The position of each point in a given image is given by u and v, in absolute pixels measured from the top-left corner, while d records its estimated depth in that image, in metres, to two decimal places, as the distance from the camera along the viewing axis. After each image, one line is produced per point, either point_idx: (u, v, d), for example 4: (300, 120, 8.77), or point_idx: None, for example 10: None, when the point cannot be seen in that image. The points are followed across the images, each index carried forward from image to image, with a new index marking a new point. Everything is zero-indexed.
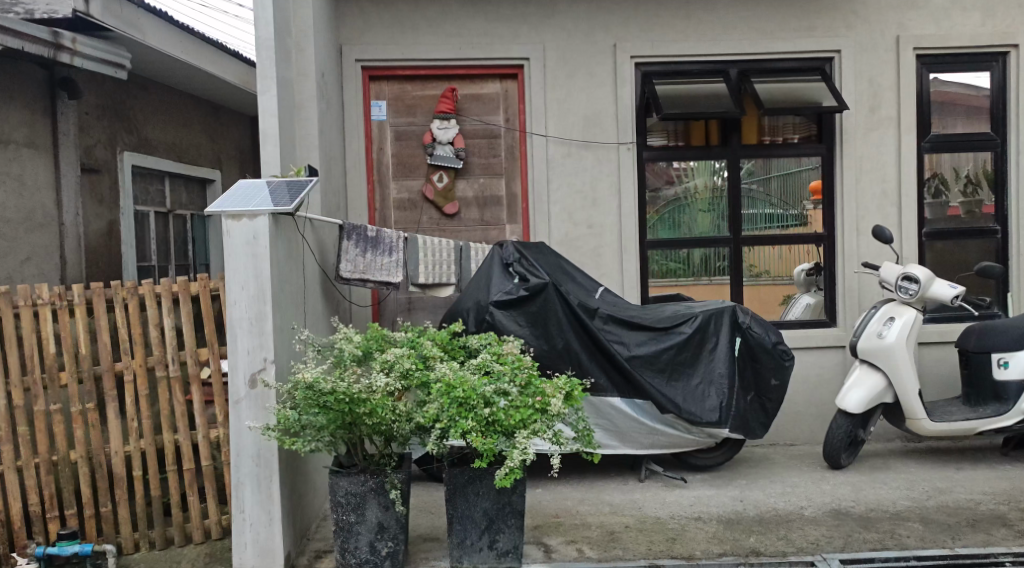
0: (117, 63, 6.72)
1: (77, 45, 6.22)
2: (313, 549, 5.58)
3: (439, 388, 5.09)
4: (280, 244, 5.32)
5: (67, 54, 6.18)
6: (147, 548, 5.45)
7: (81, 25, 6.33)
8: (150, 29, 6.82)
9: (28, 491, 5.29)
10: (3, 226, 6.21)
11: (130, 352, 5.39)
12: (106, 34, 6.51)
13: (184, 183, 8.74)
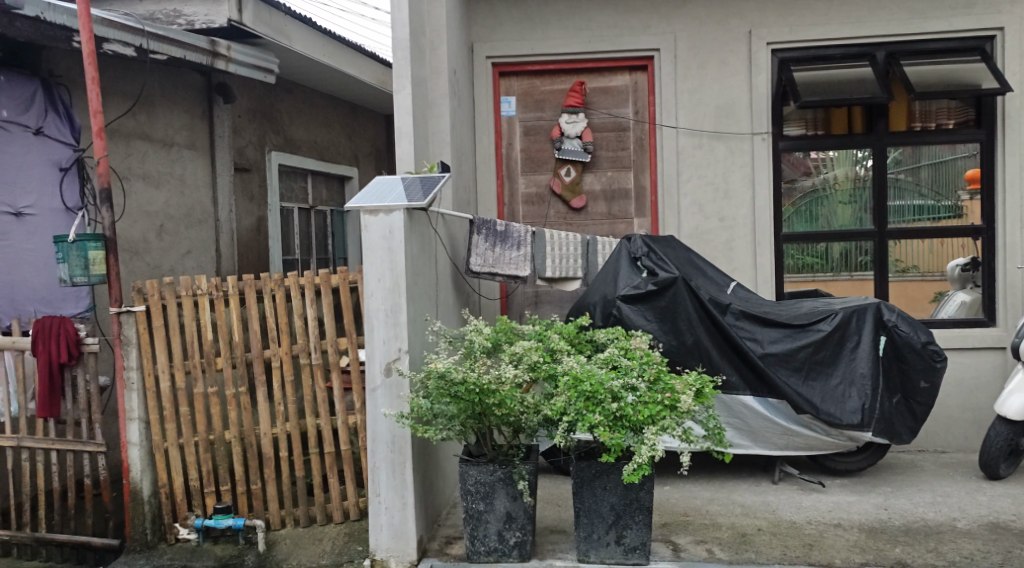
0: (269, 68, 7.11)
1: (231, 53, 6.67)
2: (443, 535, 5.73)
3: (567, 381, 5.14)
4: (414, 238, 5.49)
5: (223, 60, 6.65)
6: (292, 525, 5.69)
7: (235, 34, 6.79)
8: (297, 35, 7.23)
9: (188, 467, 5.63)
10: (166, 222, 6.77)
11: (277, 340, 5.62)
12: (256, 41, 6.94)
13: (325, 180, 9.17)
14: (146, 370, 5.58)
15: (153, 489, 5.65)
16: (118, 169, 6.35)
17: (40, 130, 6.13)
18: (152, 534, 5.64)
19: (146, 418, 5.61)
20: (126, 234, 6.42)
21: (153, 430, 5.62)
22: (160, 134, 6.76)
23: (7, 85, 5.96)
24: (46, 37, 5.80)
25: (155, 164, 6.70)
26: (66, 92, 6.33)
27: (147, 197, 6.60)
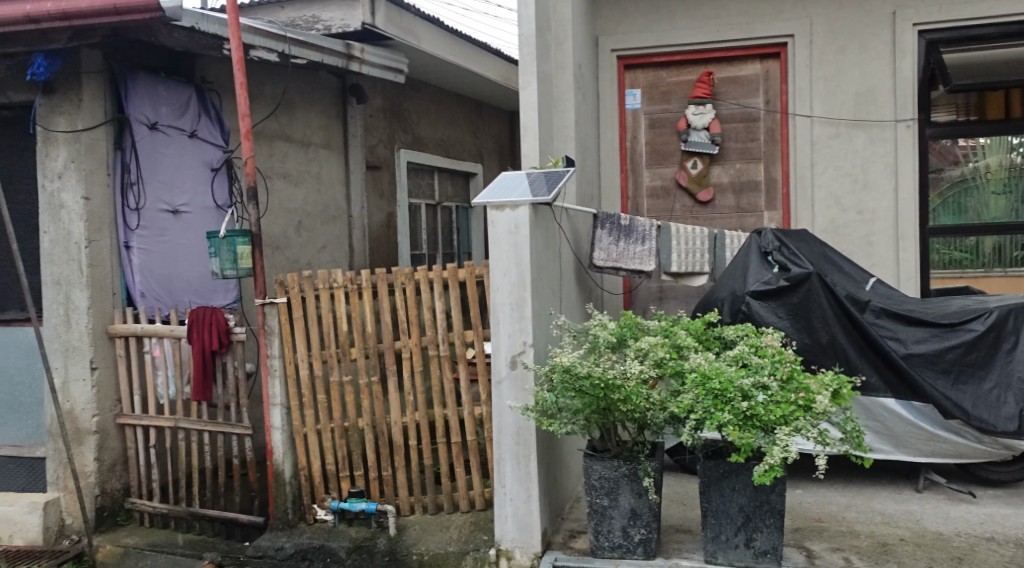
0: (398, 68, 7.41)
1: (365, 54, 7.01)
2: (567, 529, 5.70)
3: (694, 378, 4.96)
4: (540, 233, 5.49)
5: (357, 63, 6.96)
6: (421, 511, 5.82)
7: (368, 37, 7.13)
8: (425, 35, 7.53)
9: (325, 451, 5.84)
10: (303, 220, 7.21)
11: (407, 332, 5.72)
12: (386, 42, 7.28)
13: (451, 176, 9.45)
14: (288, 359, 5.82)
15: (293, 471, 5.90)
16: (264, 168, 6.79)
17: (194, 133, 6.82)
18: (292, 513, 5.89)
19: (287, 404, 5.85)
20: (269, 230, 6.84)
21: (294, 416, 5.85)
22: (300, 135, 7.20)
23: (174, 95, 6.67)
24: (200, 45, 6.19)
25: (294, 162, 7.12)
26: (216, 96, 7.05)
27: (286, 194, 7.02)
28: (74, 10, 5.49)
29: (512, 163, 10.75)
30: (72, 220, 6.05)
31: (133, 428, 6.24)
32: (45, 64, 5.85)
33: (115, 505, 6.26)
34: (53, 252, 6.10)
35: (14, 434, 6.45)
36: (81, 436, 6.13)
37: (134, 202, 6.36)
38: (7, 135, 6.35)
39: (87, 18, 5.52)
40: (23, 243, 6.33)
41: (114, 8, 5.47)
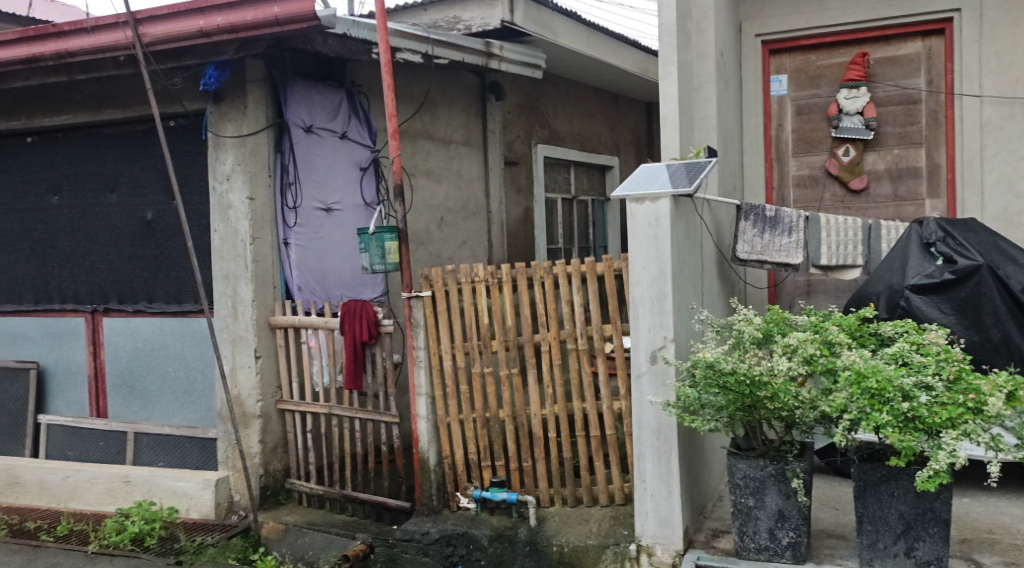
0: (535, 63, 7.62)
1: (504, 52, 7.24)
2: (710, 528, 5.48)
3: (847, 376, 4.55)
4: (680, 226, 5.29)
5: (496, 61, 7.19)
6: (561, 504, 5.83)
7: (506, 34, 7.36)
8: (562, 29, 7.66)
9: (467, 441, 5.95)
10: (446, 214, 7.58)
11: (547, 325, 5.76)
12: (524, 38, 7.49)
13: (587, 170, 9.70)
14: (433, 350, 5.97)
15: (438, 459, 6.04)
16: (409, 167, 7.14)
17: (345, 134, 7.10)
18: (437, 500, 6.05)
19: (432, 394, 6.00)
20: (414, 226, 7.23)
21: (438, 405, 5.99)
22: (441, 134, 7.55)
23: (326, 98, 6.95)
24: (351, 50, 6.36)
25: (435, 160, 7.48)
26: (366, 99, 7.29)
27: (430, 192, 7.40)
28: (239, 22, 5.78)
29: (648, 156, 10.76)
30: (239, 219, 6.44)
31: (292, 413, 6.59)
32: (217, 74, 6.20)
33: (277, 484, 6.63)
34: (223, 248, 6.52)
35: (190, 416, 6.93)
36: (247, 419, 6.53)
37: (293, 202, 6.70)
38: (182, 141, 6.76)
39: (253, 28, 5.78)
40: (196, 240, 6.75)
41: (276, 19, 5.70)
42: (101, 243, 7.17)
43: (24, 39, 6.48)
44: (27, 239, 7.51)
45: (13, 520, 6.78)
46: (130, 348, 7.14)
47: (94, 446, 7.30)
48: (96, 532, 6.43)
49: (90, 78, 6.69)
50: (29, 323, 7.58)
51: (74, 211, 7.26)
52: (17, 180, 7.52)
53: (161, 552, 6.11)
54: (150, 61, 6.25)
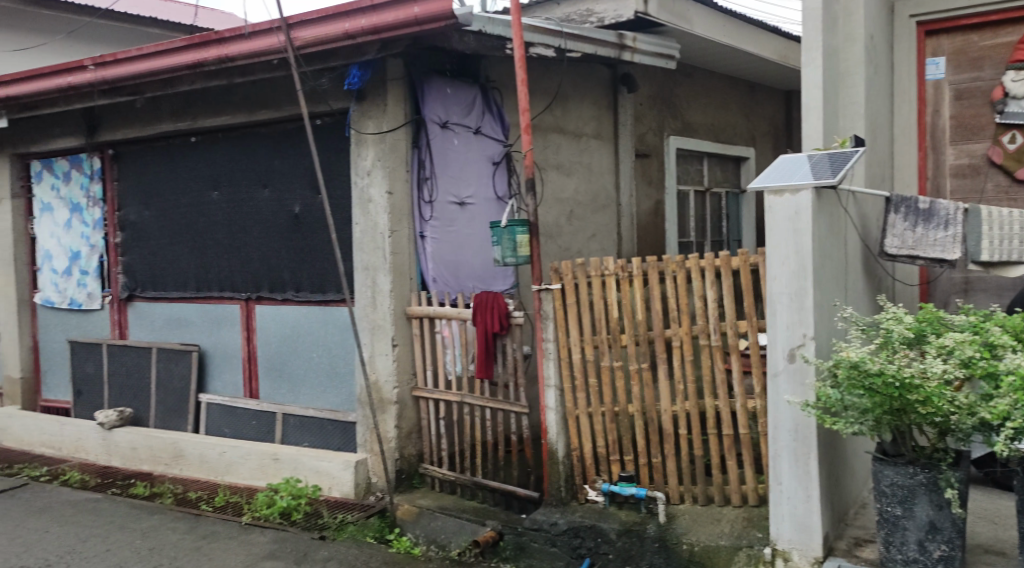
0: (668, 54, 7.51)
1: (637, 43, 7.14)
2: (852, 536, 5.24)
3: (1011, 381, 4.28)
4: (823, 219, 5.09)
5: (629, 52, 7.11)
6: (691, 502, 5.72)
7: (640, 25, 7.26)
8: (698, 17, 7.48)
9: (596, 434, 5.91)
10: (575, 207, 7.55)
11: (678, 320, 5.66)
12: (659, 28, 7.36)
13: (721, 161, 9.48)
14: (562, 342, 5.94)
15: (566, 451, 6.02)
16: (540, 161, 7.16)
17: (479, 129, 7.18)
18: (565, 491, 6.03)
19: (560, 386, 5.97)
20: (544, 219, 7.25)
21: (567, 398, 5.96)
22: (573, 126, 7.53)
23: (461, 93, 7.03)
24: (486, 46, 6.39)
25: (566, 154, 7.47)
26: (498, 94, 7.31)
27: (561, 185, 7.40)
28: (383, 23, 5.93)
29: (787, 147, 10.41)
30: (379, 213, 6.61)
31: (426, 400, 6.71)
32: (359, 74, 6.38)
33: (411, 468, 6.76)
34: (363, 240, 6.73)
35: (332, 400, 7.21)
36: (384, 405, 6.70)
37: (429, 195, 6.85)
38: (329, 139, 6.99)
39: (395, 29, 5.91)
40: (340, 232, 6.98)
41: (416, 19, 5.80)
42: (253, 234, 7.49)
43: (190, 47, 6.82)
44: (189, 231, 7.90)
45: (178, 490, 7.29)
46: (279, 335, 7.46)
47: (247, 424, 7.62)
48: (249, 504, 6.85)
49: (247, 81, 6.99)
50: (192, 308, 7.98)
51: (230, 204, 7.62)
52: (180, 174, 7.92)
53: (306, 526, 6.46)
54: (301, 63, 6.50)
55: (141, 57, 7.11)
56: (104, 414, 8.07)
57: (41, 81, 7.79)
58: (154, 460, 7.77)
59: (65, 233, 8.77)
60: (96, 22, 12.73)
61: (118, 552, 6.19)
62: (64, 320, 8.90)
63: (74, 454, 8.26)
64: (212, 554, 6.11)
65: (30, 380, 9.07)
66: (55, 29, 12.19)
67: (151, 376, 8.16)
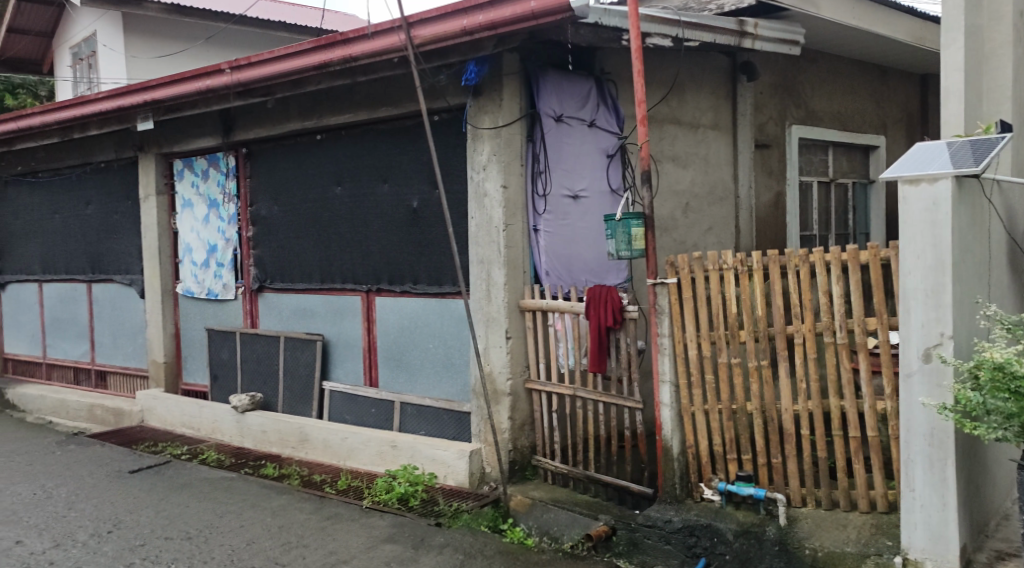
0: (793, 40, 7.24)
1: (759, 30, 6.92)
2: (993, 548, 4.99)
3: None
4: (964, 210, 4.82)
5: (750, 39, 6.91)
6: (814, 505, 5.53)
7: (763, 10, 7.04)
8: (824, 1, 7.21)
9: (713, 432, 5.77)
10: (692, 200, 7.41)
11: (801, 317, 5.47)
12: (783, 13, 7.12)
13: (847, 150, 9.13)
14: (677, 337, 5.82)
15: (681, 448, 5.91)
16: (655, 152, 7.06)
17: (594, 122, 7.10)
18: (680, 489, 5.92)
19: (675, 382, 5.86)
20: (659, 211, 7.15)
21: (682, 394, 5.85)
22: (689, 117, 7.38)
23: (576, 85, 6.98)
24: (602, 38, 6.31)
25: (683, 145, 7.33)
26: (614, 86, 7.23)
27: (676, 176, 7.27)
28: (499, 19, 5.93)
29: (921, 134, 9.92)
30: (494, 207, 6.66)
31: (539, 393, 6.70)
32: (476, 70, 6.48)
33: (524, 460, 6.78)
34: (478, 234, 6.78)
35: (448, 390, 7.29)
36: (498, 397, 6.74)
37: (542, 189, 6.84)
38: (447, 134, 7.05)
39: (511, 24, 5.91)
40: (456, 226, 7.05)
41: (533, 14, 5.78)
42: (373, 228, 7.65)
43: (317, 48, 7.01)
44: (313, 225, 8.14)
45: (303, 472, 7.53)
46: (398, 326, 7.61)
47: (366, 412, 7.80)
48: (370, 489, 7.00)
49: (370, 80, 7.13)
50: (317, 299, 8.22)
51: (352, 199, 7.80)
52: (305, 170, 8.16)
53: (423, 512, 6.55)
54: (420, 61, 6.59)
55: (272, 59, 7.35)
56: (237, 398, 8.39)
57: (181, 85, 8.15)
58: (282, 442, 8.03)
59: (203, 228, 9.17)
60: (229, 29, 13.89)
61: (250, 528, 6.44)
62: (202, 309, 9.30)
63: (212, 435, 8.66)
64: (336, 534, 6.29)
65: (172, 364, 9.57)
66: (194, 35, 13.58)
67: (279, 362, 8.43)
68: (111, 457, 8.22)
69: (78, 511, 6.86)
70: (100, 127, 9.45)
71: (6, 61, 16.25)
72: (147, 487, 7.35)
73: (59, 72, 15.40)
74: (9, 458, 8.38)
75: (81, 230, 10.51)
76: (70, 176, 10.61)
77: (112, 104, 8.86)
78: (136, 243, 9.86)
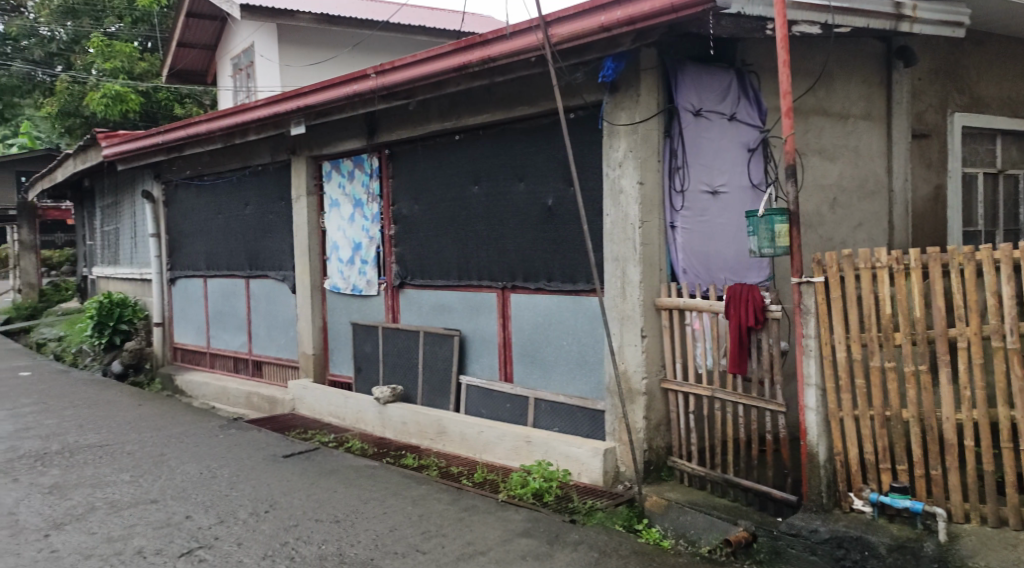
0: (958, 21, 6.78)
1: (918, 12, 6.54)
2: None
3: None
4: None
5: (908, 23, 6.53)
6: (978, 522, 5.18)
7: None
8: None
9: (864, 440, 5.45)
10: (839, 195, 7.08)
11: (965, 319, 5.15)
12: None
13: (1017, 139, 8.52)
14: (824, 339, 5.55)
15: (828, 455, 5.61)
16: (800, 146, 6.80)
17: (734, 115, 6.89)
18: (827, 498, 5.62)
19: (822, 385, 5.59)
20: (804, 208, 6.87)
21: (829, 399, 5.56)
22: (838, 108, 7.06)
23: (717, 77, 6.77)
24: (745, 29, 6.12)
25: (831, 137, 7.01)
26: (756, 77, 6.98)
27: (823, 170, 6.97)
28: (637, 13, 5.83)
29: None
30: (629, 204, 6.56)
31: (676, 393, 6.53)
32: (613, 66, 6.38)
33: (659, 461, 6.62)
34: (613, 232, 6.70)
35: (581, 387, 7.25)
36: (633, 396, 6.63)
37: (680, 185, 6.68)
38: (582, 131, 6.98)
39: (650, 19, 5.79)
40: (591, 223, 6.98)
41: (672, 6, 5.66)
42: (509, 226, 7.67)
43: (457, 50, 7.08)
44: (452, 223, 8.24)
45: (441, 464, 7.63)
46: (532, 323, 7.60)
47: (501, 407, 7.85)
48: (505, 483, 7.02)
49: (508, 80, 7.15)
50: (454, 295, 8.32)
51: (489, 197, 7.84)
52: (444, 169, 8.27)
53: (557, 508, 6.52)
54: (557, 59, 6.56)
55: (413, 63, 7.47)
56: (379, 390, 8.59)
57: (330, 90, 8.41)
58: (421, 434, 8.16)
59: (348, 226, 9.43)
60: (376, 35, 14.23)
61: (392, 516, 6.57)
62: (347, 304, 9.57)
63: (356, 425, 8.90)
64: (473, 525, 6.33)
65: (319, 356, 9.91)
66: (341, 42, 14.05)
67: (418, 356, 8.58)
68: (267, 441, 8.58)
69: (239, 490, 7.18)
70: (257, 133, 9.86)
71: (176, 75, 17.21)
72: (299, 471, 7.63)
73: (221, 82, 16.23)
74: (179, 438, 8.89)
75: (241, 229, 11.03)
76: (230, 179, 11.14)
77: (268, 110, 9.24)
78: (288, 241, 10.26)
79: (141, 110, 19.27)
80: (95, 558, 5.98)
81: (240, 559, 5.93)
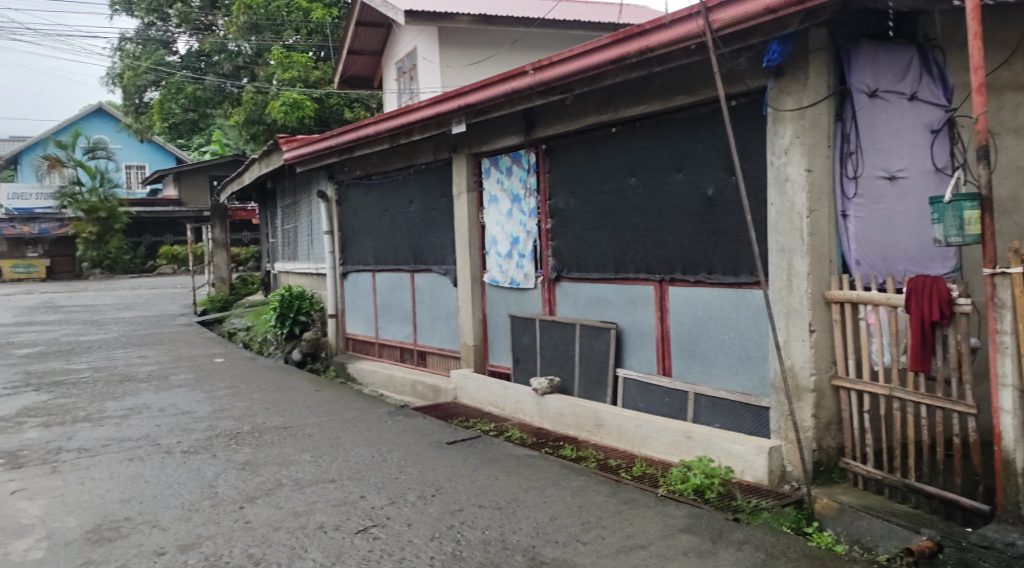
0: None
1: None
2: None
3: None
4: None
5: None
6: None
7: None
8: None
9: None
10: None
11: None
12: None
13: None
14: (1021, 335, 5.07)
15: None
16: (992, 125, 6.28)
17: (914, 95, 6.49)
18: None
19: (1020, 386, 5.10)
20: (997, 193, 6.34)
21: None
22: None
23: (899, 54, 6.39)
24: None
25: None
26: (940, 53, 6.57)
27: (1019, 151, 6.41)
28: None
29: None
30: (796, 192, 6.23)
31: (848, 391, 6.17)
32: (780, 49, 6.05)
33: (830, 461, 6.27)
34: (779, 222, 6.38)
35: (744, 383, 6.98)
36: (800, 393, 6.30)
37: (853, 170, 6.29)
38: (745, 118, 6.69)
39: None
40: (754, 214, 6.67)
41: None
42: (667, 217, 7.47)
43: (615, 43, 6.94)
44: (608, 216, 8.10)
45: (598, 457, 7.52)
46: (691, 316, 7.37)
47: (660, 401, 7.67)
48: (664, 478, 6.84)
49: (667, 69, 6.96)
50: (611, 288, 8.17)
51: (646, 188, 7.66)
52: (600, 161, 8.15)
53: (719, 506, 6.29)
54: (718, 45, 6.29)
55: (571, 59, 7.38)
56: (537, 381, 8.59)
57: (490, 89, 8.45)
58: (579, 426, 8.08)
59: (506, 221, 9.45)
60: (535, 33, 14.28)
61: (553, 505, 6.52)
62: (506, 297, 9.61)
63: (515, 414, 8.91)
64: (632, 519, 6.19)
65: (479, 347, 10.01)
66: (501, 41, 14.19)
67: (575, 349, 8.52)
68: (432, 429, 8.71)
69: (408, 474, 7.34)
70: (420, 134, 10.04)
71: (346, 82, 17.97)
72: (462, 459, 7.71)
73: (387, 86, 16.73)
74: (353, 423, 9.18)
75: (406, 225, 11.29)
76: (396, 178, 11.42)
77: (431, 111, 9.39)
78: (450, 236, 10.41)
79: (316, 115, 20.18)
80: (282, 530, 6.24)
81: (410, 539, 6.03)
